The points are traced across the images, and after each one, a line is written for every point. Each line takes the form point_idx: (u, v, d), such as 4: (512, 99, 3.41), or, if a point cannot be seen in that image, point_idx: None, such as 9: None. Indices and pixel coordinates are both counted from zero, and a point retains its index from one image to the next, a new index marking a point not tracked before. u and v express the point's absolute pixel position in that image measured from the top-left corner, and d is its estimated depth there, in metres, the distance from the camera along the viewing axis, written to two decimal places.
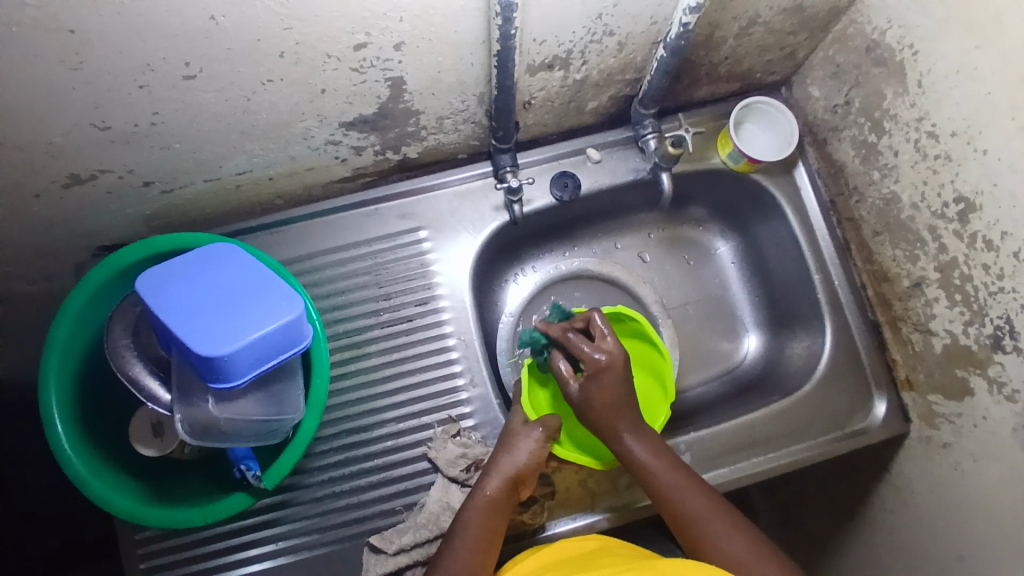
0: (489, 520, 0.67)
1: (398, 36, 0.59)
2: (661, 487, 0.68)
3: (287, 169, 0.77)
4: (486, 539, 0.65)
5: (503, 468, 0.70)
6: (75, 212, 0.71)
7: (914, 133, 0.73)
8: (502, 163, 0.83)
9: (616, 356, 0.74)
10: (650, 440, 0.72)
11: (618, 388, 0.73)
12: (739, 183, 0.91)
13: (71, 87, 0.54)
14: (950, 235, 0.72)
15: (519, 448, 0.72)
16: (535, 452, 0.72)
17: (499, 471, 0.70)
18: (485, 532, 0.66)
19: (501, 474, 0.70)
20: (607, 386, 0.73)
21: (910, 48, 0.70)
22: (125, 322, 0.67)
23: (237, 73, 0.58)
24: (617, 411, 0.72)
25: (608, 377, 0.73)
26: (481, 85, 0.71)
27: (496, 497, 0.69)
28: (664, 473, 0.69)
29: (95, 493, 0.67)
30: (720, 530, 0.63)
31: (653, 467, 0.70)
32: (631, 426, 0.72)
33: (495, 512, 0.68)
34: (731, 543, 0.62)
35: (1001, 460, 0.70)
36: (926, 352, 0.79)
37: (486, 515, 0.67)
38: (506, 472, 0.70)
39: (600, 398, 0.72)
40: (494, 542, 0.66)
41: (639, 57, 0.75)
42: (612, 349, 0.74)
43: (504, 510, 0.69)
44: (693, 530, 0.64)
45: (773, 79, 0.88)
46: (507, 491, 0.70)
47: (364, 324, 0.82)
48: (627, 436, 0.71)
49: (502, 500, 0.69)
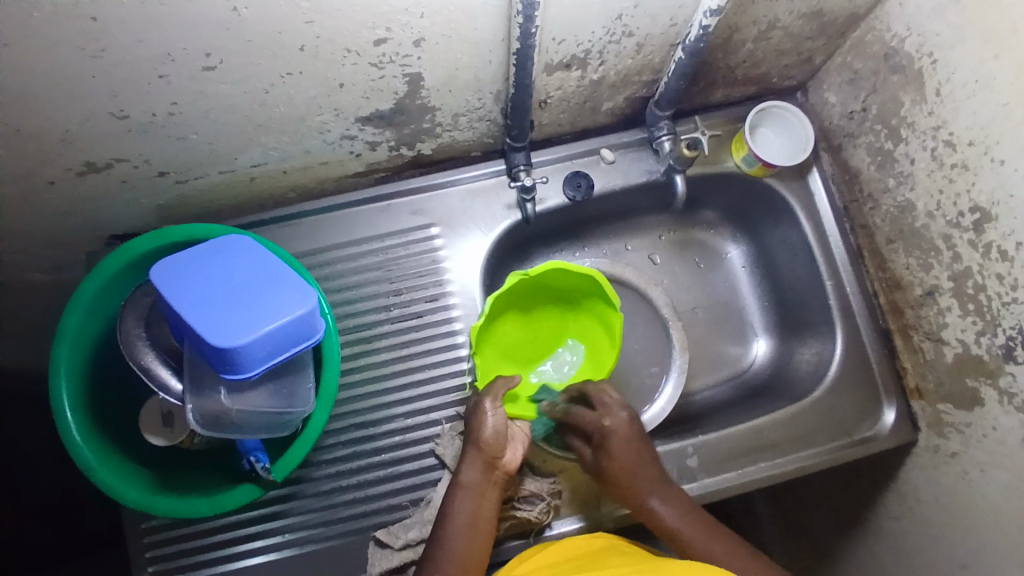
0: (472, 506, 0.67)
1: (418, 32, 0.59)
2: (695, 551, 0.65)
3: (301, 163, 0.77)
4: (468, 528, 0.65)
5: (474, 452, 0.70)
6: (89, 201, 0.71)
7: (930, 141, 0.72)
8: (516, 161, 0.82)
9: (625, 417, 0.75)
10: (675, 499, 0.70)
11: (637, 448, 0.73)
12: (752, 187, 0.91)
13: (90, 76, 0.54)
14: (964, 244, 0.71)
15: (479, 425, 0.70)
16: (496, 422, 0.70)
17: (472, 455, 0.69)
18: (472, 517, 0.66)
19: (473, 458, 0.69)
20: (617, 453, 0.72)
21: (928, 56, 0.70)
22: (139, 310, 0.67)
23: (257, 65, 0.58)
24: (636, 470, 0.72)
25: (619, 440, 0.73)
26: (497, 82, 0.71)
27: (475, 481, 0.68)
28: (692, 530, 0.67)
29: (103, 481, 0.68)
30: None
31: (683, 528, 0.67)
32: (653, 485, 0.71)
33: (475, 497, 0.67)
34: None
35: (1009, 471, 0.70)
36: (938, 361, 0.79)
37: (468, 502, 0.67)
38: (476, 454, 0.69)
39: (619, 461, 0.72)
40: (479, 528, 0.66)
41: (657, 58, 0.75)
42: (620, 411, 0.75)
43: (487, 492, 0.68)
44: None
45: (789, 84, 0.88)
46: (483, 473, 0.69)
47: (374, 319, 0.82)
48: (653, 498, 0.70)
49: (482, 482, 0.68)
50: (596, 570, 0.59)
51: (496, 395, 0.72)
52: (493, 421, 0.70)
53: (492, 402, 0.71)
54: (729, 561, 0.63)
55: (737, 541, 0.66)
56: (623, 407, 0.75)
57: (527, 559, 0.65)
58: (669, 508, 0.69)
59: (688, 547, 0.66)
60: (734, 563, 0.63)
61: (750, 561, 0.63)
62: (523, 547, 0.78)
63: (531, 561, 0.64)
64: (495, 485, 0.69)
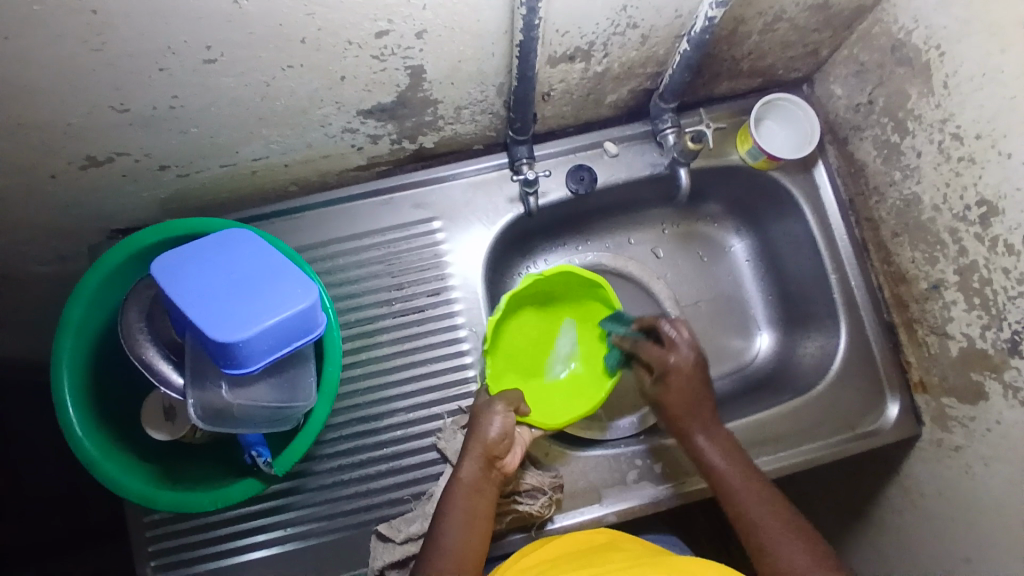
0: (469, 504, 0.66)
1: (421, 24, 0.59)
2: (730, 491, 0.67)
3: (303, 156, 0.76)
4: (464, 526, 0.65)
5: (475, 449, 0.69)
6: (90, 194, 0.70)
7: (937, 134, 0.72)
8: (519, 154, 0.82)
9: (694, 356, 0.74)
10: (721, 439, 0.71)
11: (696, 388, 0.73)
12: (757, 180, 0.90)
13: (90, 69, 0.54)
14: (970, 238, 0.71)
15: (483, 424, 0.70)
16: (501, 425, 0.70)
17: (471, 451, 0.69)
18: (469, 515, 0.66)
19: (474, 455, 0.68)
20: (678, 389, 0.72)
21: (935, 48, 0.69)
22: (140, 303, 0.67)
23: (258, 58, 0.58)
24: (691, 409, 0.72)
25: (683, 375, 0.73)
26: (500, 75, 0.71)
27: (474, 479, 0.68)
28: (732, 474, 0.68)
29: (106, 474, 0.68)
30: (785, 542, 0.63)
31: (723, 469, 0.69)
32: (704, 425, 0.71)
33: (472, 495, 0.67)
34: (794, 556, 0.61)
35: (1012, 466, 0.69)
36: (942, 355, 0.79)
37: (465, 499, 0.67)
38: (477, 451, 0.69)
39: (676, 396, 0.72)
40: (476, 526, 0.66)
41: (661, 50, 0.74)
42: (692, 346, 0.74)
43: (484, 490, 0.68)
44: (757, 539, 0.64)
45: (795, 76, 0.87)
46: (482, 470, 0.68)
47: (376, 313, 0.82)
48: (701, 437, 0.71)
49: (479, 480, 0.68)
50: (597, 565, 0.59)
51: (508, 400, 0.73)
52: (496, 423, 0.70)
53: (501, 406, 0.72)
54: (759, 510, 0.65)
55: (771, 491, 0.67)
56: (690, 346, 0.74)
57: (528, 553, 0.65)
58: (715, 450, 0.70)
59: (724, 485, 0.68)
60: (762, 513, 0.65)
61: (779, 514, 0.65)
62: (526, 541, 0.78)
63: (529, 556, 0.64)
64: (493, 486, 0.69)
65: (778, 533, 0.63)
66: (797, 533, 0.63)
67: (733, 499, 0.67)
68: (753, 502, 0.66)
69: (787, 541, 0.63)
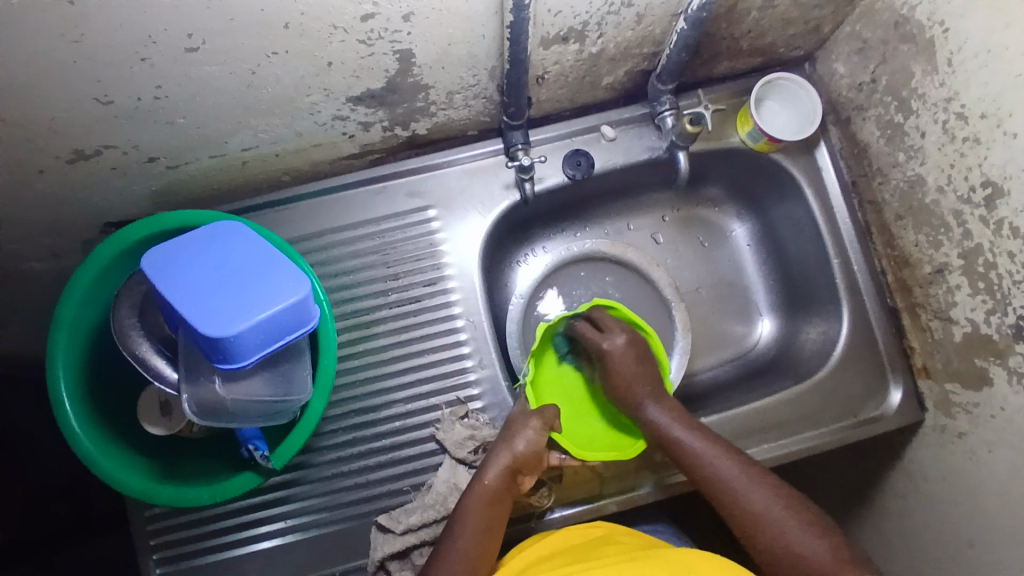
0: (490, 512, 0.66)
1: (407, 7, 0.57)
2: (682, 451, 0.68)
3: (293, 145, 0.75)
4: (482, 534, 0.64)
5: (502, 458, 0.68)
6: (80, 189, 0.69)
7: (941, 113, 0.70)
8: (514, 140, 0.80)
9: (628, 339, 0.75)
10: (665, 402, 0.72)
11: (633, 367, 0.73)
12: (758, 164, 0.88)
13: (71, 61, 0.52)
14: (975, 220, 0.69)
15: (515, 437, 0.70)
16: (533, 440, 0.70)
17: (498, 461, 0.68)
18: (488, 523, 0.65)
19: (501, 464, 0.68)
20: (618, 369, 0.73)
21: (939, 24, 0.67)
22: (132, 298, 0.66)
23: (241, 46, 0.56)
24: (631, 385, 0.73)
25: (623, 357, 0.74)
26: (492, 58, 0.69)
27: (497, 487, 0.67)
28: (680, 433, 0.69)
29: (104, 471, 0.67)
30: (746, 486, 0.64)
31: (671, 429, 0.70)
32: (648, 393, 0.72)
33: (492, 503, 0.66)
34: (756, 499, 0.63)
35: (1016, 452, 0.68)
36: (946, 339, 0.78)
37: (486, 507, 0.66)
38: (505, 461, 0.68)
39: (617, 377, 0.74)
40: (494, 535, 0.65)
41: (657, 30, 0.72)
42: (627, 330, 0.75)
43: (505, 501, 0.67)
44: (718, 489, 0.65)
45: (796, 54, 0.85)
46: (506, 481, 0.68)
47: (372, 304, 0.81)
48: (647, 403, 0.72)
49: (502, 490, 0.67)
50: (591, 559, 0.58)
51: (546, 416, 0.72)
52: (528, 438, 0.70)
53: (536, 423, 0.71)
54: (715, 462, 0.66)
55: (722, 441, 0.69)
56: (622, 332, 0.75)
57: (527, 547, 0.65)
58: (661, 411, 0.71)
59: (676, 447, 0.69)
60: (717, 463, 0.66)
61: (733, 461, 0.66)
62: (525, 531, 0.78)
63: (527, 552, 0.64)
64: (511, 499, 0.69)
65: (740, 479, 0.65)
66: (754, 476, 0.65)
67: (688, 458, 0.68)
68: (707, 455, 0.67)
69: (751, 486, 0.64)
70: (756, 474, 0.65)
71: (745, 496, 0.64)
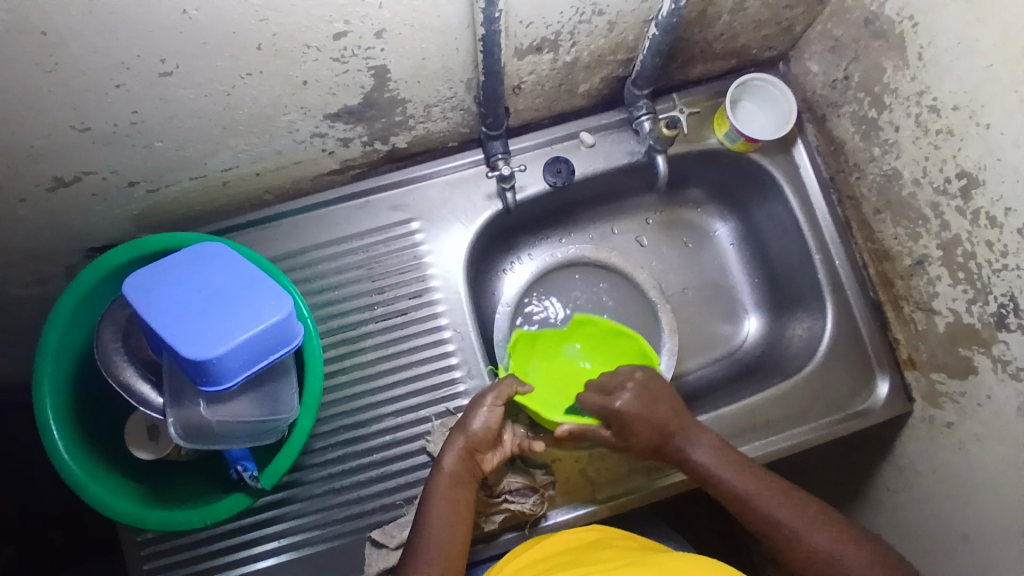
0: (454, 494, 0.66)
1: (379, 23, 0.57)
2: (734, 497, 0.66)
3: (273, 164, 0.75)
4: (449, 517, 0.65)
5: (457, 442, 0.69)
6: (61, 215, 0.69)
7: (914, 107, 0.71)
8: (493, 150, 0.81)
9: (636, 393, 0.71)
10: (710, 445, 0.69)
11: (658, 408, 0.70)
12: (739, 164, 0.89)
13: (45, 89, 0.52)
14: (952, 212, 0.70)
15: (467, 418, 0.70)
16: (485, 418, 0.70)
17: (454, 445, 0.69)
18: (452, 506, 0.65)
19: (457, 447, 0.69)
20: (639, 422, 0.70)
21: (909, 20, 0.67)
22: (115, 324, 0.66)
23: (215, 67, 0.57)
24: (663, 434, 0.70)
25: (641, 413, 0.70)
26: (468, 70, 0.69)
27: (457, 470, 0.68)
28: (728, 476, 0.67)
29: (93, 497, 0.67)
30: (807, 528, 0.63)
31: (723, 473, 0.68)
32: (687, 433, 0.70)
33: (453, 485, 0.67)
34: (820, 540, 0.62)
35: (1005, 439, 0.69)
36: (929, 331, 0.78)
37: (447, 491, 0.66)
38: (460, 443, 0.69)
39: (647, 434, 0.70)
40: (462, 516, 0.65)
41: (630, 36, 0.73)
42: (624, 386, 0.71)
43: (467, 483, 0.68)
44: (778, 534, 0.64)
45: (771, 55, 0.86)
46: (465, 463, 0.68)
47: (359, 319, 0.81)
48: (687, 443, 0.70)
49: (463, 471, 0.68)
50: (588, 564, 0.58)
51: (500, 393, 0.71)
52: (480, 417, 0.70)
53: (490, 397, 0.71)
54: (766, 504, 0.65)
55: (772, 479, 0.67)
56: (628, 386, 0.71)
57: (519, 554, 0.64)
58: (705, 454, 0.69)
59: (728, 492, 0.67)
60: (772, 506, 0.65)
61: (787, 500, 0.65)
62: (519, 540, 0.78)
63: (522, 556, 0.63)
64: (475, 480, 0.69)
65: (797, 521, 0.64)
66: (810, 516, 0.64)
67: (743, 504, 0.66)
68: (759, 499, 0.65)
69: (811, 529, 0.63)
70: (812, 516, 0.64)
71: (810, 543, 0.62)
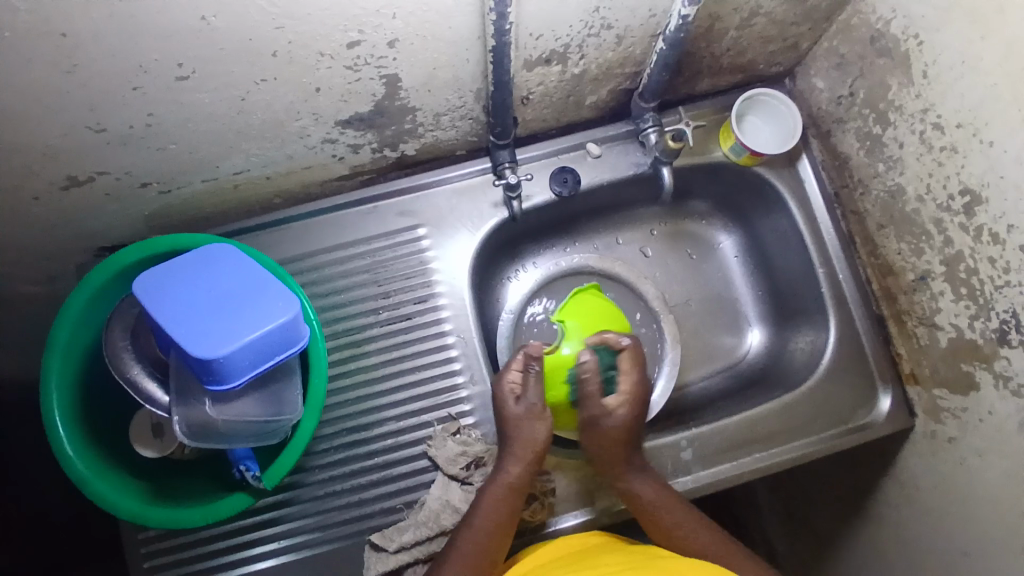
0: (507, 504, 0.70)
1: (392, 33, 0.58)
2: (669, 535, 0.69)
3: (284, 168, 0.76)
4: (499, 525, 0.68)
5: (524, 452, 0.72)
6: (75, 214, 0.70)
7: (919, 124, 0.71)
8: (501, 159, 0.82)
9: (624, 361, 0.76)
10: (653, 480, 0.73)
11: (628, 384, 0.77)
12: (743, 177, 0.90)
13: (65, 90, 0.54)
14: (956, 228, 0.70)
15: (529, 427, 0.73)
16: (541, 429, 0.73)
17: (518, 454, 0.72)
18: (501, 512, 0.69)
19: (521, 458, 0.72)
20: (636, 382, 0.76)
21: (914, 38, 0.68)
22: (124, 322, 0.67)
23: (232, 73, 0.58)
24: (626, 444, 0.74)
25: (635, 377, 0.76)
26: (477, 80, 0.70)
27: (518, 483, 0.71)
28: (673, 515, 0.70)
29: (98, 493, 0.68)
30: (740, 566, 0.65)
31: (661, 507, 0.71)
32: (635, 463, 0.74)
33: (506, 492, 0.70)
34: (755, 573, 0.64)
35: (1007, 454, 0.69)
36: (932, 346, 0.78)
37: (500, 495, 0.70)
38: (525, 453, 0.72)
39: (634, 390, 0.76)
40: (506, 521, 0.69)
41: (638, 50, 0.74)
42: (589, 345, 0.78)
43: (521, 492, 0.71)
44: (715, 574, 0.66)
45: (777, 70, 0.87)
46: (527, 473, 0.71)
47: (363, 323, 0.82)
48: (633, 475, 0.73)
49: (521, 483, 0.71)
50: (592, 568, 0.58)
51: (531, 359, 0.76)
52: (541, 424, 0.73)
53: (535, 396, 0.74)
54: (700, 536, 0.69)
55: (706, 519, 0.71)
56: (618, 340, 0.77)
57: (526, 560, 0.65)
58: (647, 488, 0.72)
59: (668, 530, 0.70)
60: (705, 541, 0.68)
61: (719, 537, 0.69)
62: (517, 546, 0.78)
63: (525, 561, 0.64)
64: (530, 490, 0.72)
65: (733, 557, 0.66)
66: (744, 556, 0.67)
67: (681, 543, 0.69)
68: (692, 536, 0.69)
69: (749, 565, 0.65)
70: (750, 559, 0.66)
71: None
